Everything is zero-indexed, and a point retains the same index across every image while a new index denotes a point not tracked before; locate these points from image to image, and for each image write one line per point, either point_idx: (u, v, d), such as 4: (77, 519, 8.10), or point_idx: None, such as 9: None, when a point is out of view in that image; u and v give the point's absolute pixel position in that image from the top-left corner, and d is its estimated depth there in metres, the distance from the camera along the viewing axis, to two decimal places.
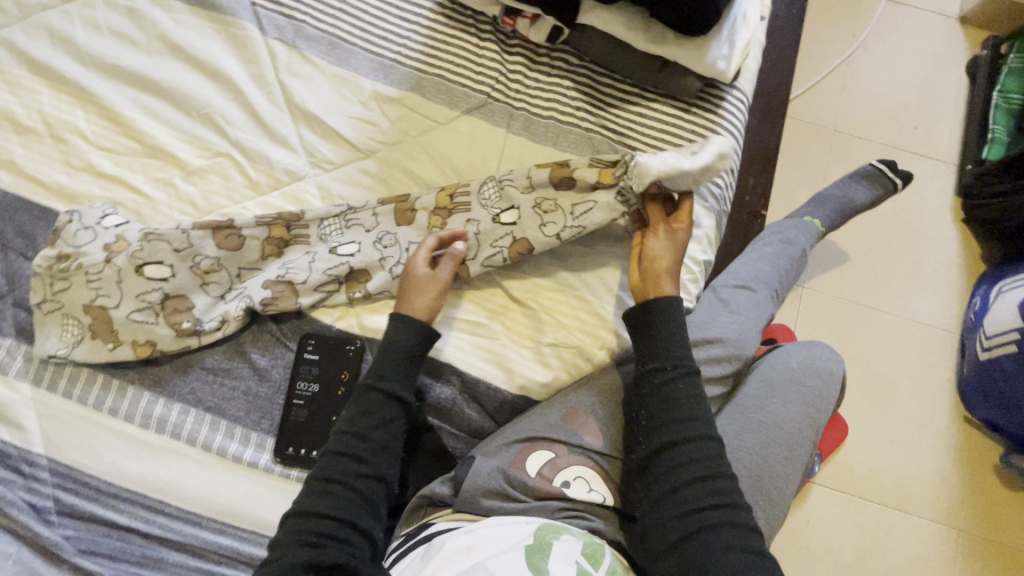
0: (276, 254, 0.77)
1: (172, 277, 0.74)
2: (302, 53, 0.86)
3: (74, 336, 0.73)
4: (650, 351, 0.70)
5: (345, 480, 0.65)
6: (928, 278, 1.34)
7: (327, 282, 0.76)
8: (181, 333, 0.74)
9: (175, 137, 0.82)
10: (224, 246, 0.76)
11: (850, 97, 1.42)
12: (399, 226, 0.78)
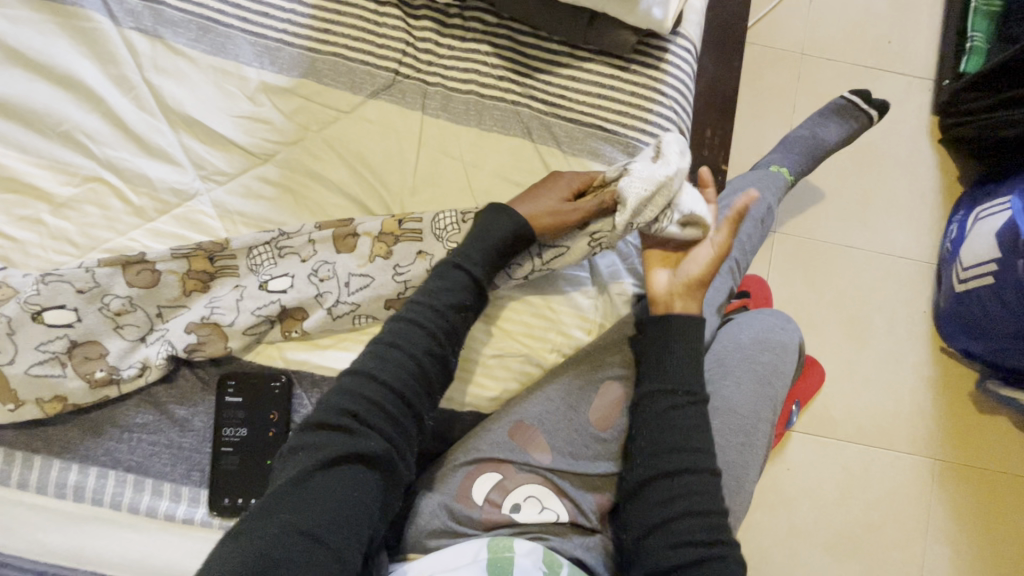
0: (201, 289, 0.69)
1: (78, 322, 0.66)
2: (168, 44, 0.72)
3: None
4: (659, 370, 0.66)
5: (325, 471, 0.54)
6: (904, 208, 1.27)
7: (257, 323, 0.68)
8: (96, 384, 0.66)
9: (35, 164, 0.70)
10: (137, 284, 0.67)
11: (817, 15, 1.29)
12: (340, 254, 0.69)
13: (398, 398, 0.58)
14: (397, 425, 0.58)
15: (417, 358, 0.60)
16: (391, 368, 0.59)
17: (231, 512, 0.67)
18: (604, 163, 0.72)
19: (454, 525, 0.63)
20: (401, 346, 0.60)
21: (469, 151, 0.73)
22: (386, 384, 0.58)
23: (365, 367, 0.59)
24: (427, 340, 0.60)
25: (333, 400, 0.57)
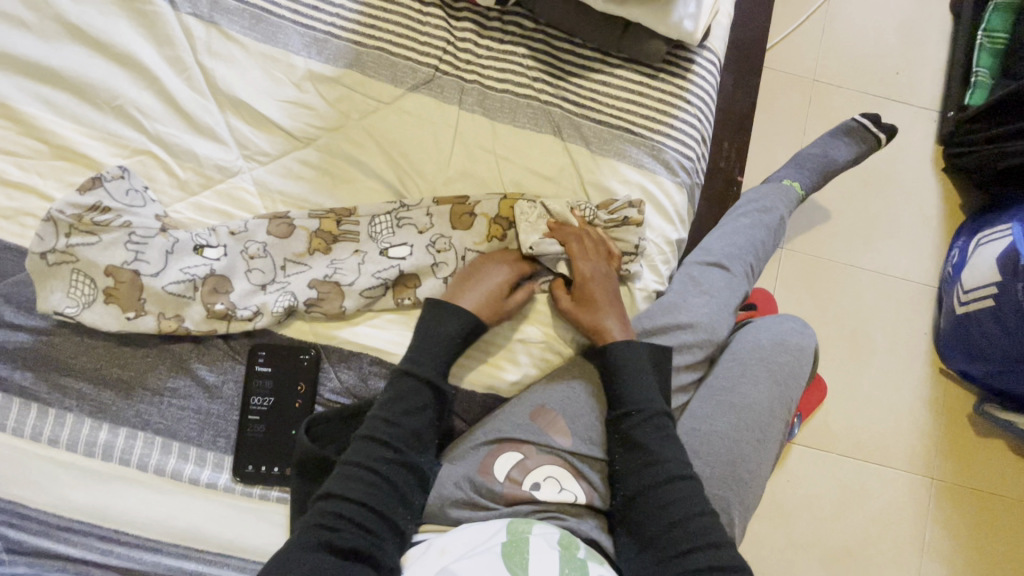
0: (324, 249, 0.73)
1: (223, 257, 0.71)
2: (222, 30, 0.76)
3: (82, 296, 0.68)
4: (612, 400, 0.70)
5: (378, 466, 0.64)
6: (908, 231, 1.31)
7: (375, 287, 0.71)
8: (213, 315, 0.69)
9: (87, 135, 0.73)
10: (275, 233, 0.72)
11: (830, 44, 1.34)
12: (455, 230, 0.74)
13: (373, 508, 0.62)
14: (386, 496, 0.64)
15: (399, 447, 0.65)
16: (364, 488, 0.63)
17: (256, 478, 0.69)
18: (630, 164, 0.75)
19: (473, 496, 0.66)
20: (392, 433, 0.65)
21: (501, 145, 0.76)
22: (353, 496, 0.62)
23: (337, 488, 0.63)
24: (420, 413, 0.67)
25: (325, 509, 0.62)
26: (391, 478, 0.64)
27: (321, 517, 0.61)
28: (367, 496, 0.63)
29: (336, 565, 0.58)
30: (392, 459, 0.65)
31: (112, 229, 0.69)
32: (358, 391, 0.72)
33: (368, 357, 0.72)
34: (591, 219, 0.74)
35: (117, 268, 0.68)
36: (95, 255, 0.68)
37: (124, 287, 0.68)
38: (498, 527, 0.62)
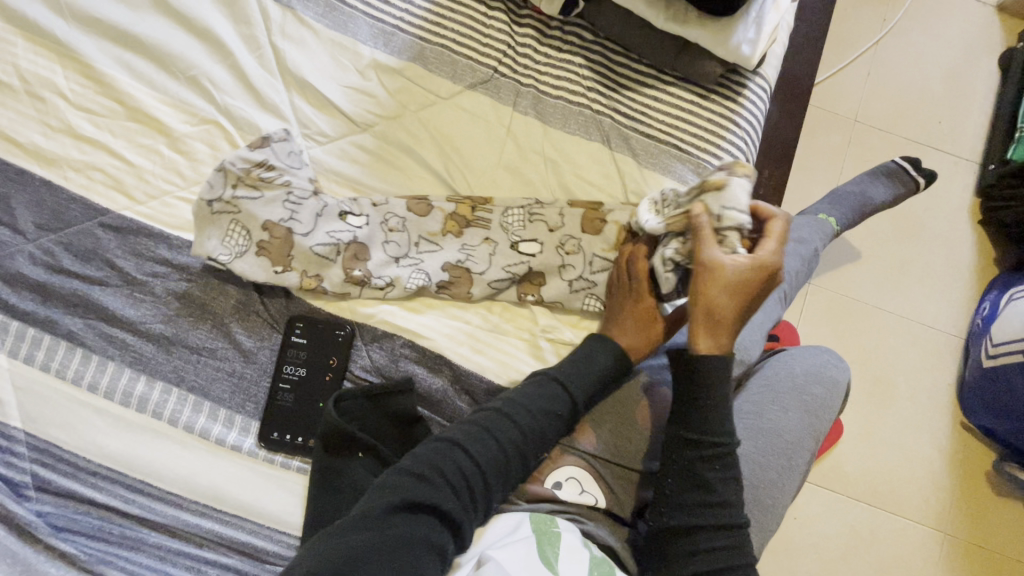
0: (456, 232, 0.76)
1: (361, 227, 0.74)
2: (296, 14, 0.80)
3: (236, 245, 0.72)
4: (687, 392, 0.66)
5: (500, 438, 0.64)
6: (939, 280, 1.31)
7: (503, 278, 0.75)
8: (347, 279, 0.73)
9: (161, 101, 0.77)
10: (414, 210, 0.75)
11: (875, 87, 1.35)
12: (585, 233, 0.75)
13: (481, 476, 0.62)
14: (497, 467, 0.63)
15: (529, 436, 0.65)
16: (486, 456, 0.62)
17: (280, 446, 0.71)
18: (674, 180, 0.77)
19: None
20: (531, 423, 0.65)
21: (549, 149, 0.78)
22: (467, 458, 0.62)
23: (461, 443, 0.62)
24: (554, 415, 0.67)
25: (432, 459, 0.61)
26: (503, 452, 0.64)
27: (428, 470, 0.60)
28: (482, 459, 0.62)
29: (422, 518, 0.56)
30: (513, 442, 0.64)
31: (274, 186, 0.73)
32: (386, 371, 0.73)
33: (401, 339, 0.74)
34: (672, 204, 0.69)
35: (276, 224, 0.72)
36: (256, 209, 0.72)
37: (277, 242, 0.72)
38: (524, 523, 0.62)
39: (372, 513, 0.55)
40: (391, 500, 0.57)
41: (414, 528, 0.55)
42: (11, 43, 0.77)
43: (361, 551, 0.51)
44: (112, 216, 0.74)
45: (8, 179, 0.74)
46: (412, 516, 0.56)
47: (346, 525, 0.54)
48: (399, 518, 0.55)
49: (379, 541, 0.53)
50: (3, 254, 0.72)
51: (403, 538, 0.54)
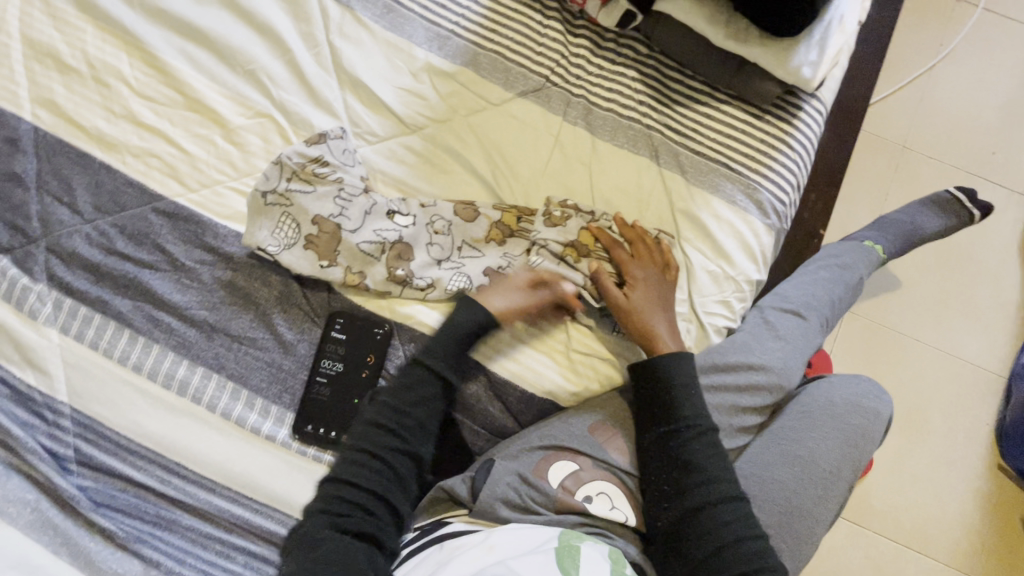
0: (499, 241, 0.76)
1: (410, 227, 0.75)
2: (355, 15, 0.81)
3: (285, 237, 0.73)
4: (665, 414, 0.69)
5: (380, 453, 0.66)
6: (984, 316, 1.26)
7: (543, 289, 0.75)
8: (390, 279, 0.73)
9: (219, 92, 0.79)
10: (461, 215, 0.76)
11: (927, 113, 1.32)
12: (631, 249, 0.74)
13: (374, 493, 0.65)
14: (388, 482, 0.66)
15: (394, 430, 0.67)
16: (371, 475, 0.65)
17: (314, 440, 0.71)
18: (722, 199, 0.76)
19: (516, 497, 0.67)
20: (390, 417, 0.68)
21: (597, 160, 0.78)
22: (355, 480, 0.65)
23: (342, 473, 0.65)
24: (427, 401, 0.69)
25: (334, 490, 0.65)
26: (388, 463, 0.66)
27: (325, 503, 0.64)
28: (368, 483, 0.65)
29: (343, 538, 0.61)
30: (394, 446, 0.67)
31: (326, 182, 0.74)
32: None
33: None
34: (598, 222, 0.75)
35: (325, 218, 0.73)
36: (307, 203, 0.73)
37: (325, 238, 0.73)
38: (550, 534, 0.62)
39: (300, 546, 0.60)
40: (322, 531, 0.61)
41: (347, 548, 0.60)
42: (83, 31, 0.80)
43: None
44: (165, 202, 0.76)
45: (69, 161, 0.77)
46: (320, 538, 0.60)
47: (289, 560, 0.59)
48: (312, 546, 0.60)
49: (311, 562, 0.57)
50: (60, 233, 0.74)
51: (327, 553, 0.58)
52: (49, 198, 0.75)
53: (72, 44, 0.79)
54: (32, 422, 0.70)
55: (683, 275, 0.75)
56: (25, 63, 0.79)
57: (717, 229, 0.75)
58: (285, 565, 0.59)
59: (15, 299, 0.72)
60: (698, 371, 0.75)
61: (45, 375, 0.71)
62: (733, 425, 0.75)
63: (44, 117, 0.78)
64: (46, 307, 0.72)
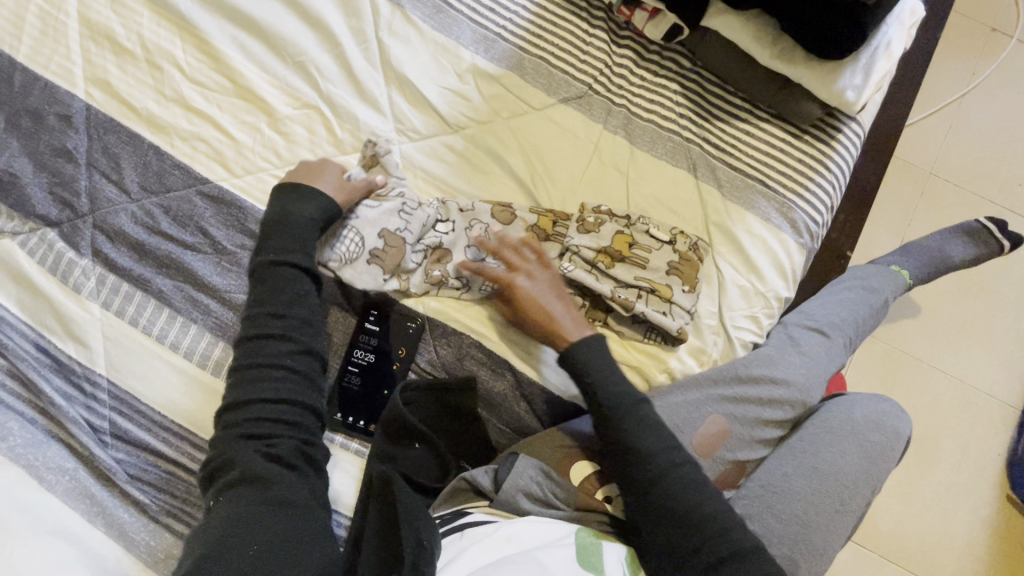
0: None
1: (450, 231, 0.76)
2: (405, 13, 0.83)
3: (350, 252, 0.72)
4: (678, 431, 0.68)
5: (276, 360, 0.63)
6: (1002, 345, 1.26)
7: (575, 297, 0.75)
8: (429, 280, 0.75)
9: (268, 82, 0.81)
10: (498, 219, 0.76)
11: (956, 141, 1.32)
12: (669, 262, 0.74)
13: (300, 404, 0.63)
14: (301, 389, 0.64)
15: (289, 334, 0.64)
16: (280, 386, 0.63)
17: (343, 427, 0.73)
18: (757, 216, 0.77)
19: (536, 490, 0.69)
20: (281, 324, 0.64)
21: (634, 170, 0.79)
22: (272, 394, 0.62)
23: (240, 391, 0.62)
24: (304, 299, 0.67)
25: (245, 415, 0.61)
26: (295, 367, 0.64)
27: (240, 438, 0.61)
28: (283, 391, 0.63)
29: (279, 474, 0.59)
30: (290, 349, 0.64)
31: (389, 199, 0.75)
32: (451, 368, 0.75)
33: (469, 339, 0.75)
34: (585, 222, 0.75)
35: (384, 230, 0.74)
36: (372, 218, 0.74)
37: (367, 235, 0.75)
38: (567, 531, 0.65)
39: (229, 485, 0.58)
40: (255, 463, 0.59)
41: (286, 483, 0.59)
42: (139, 14, 0.82)
43: (236, 534, 0.54)
44: (211, 186, 0.77)
45: (120, 140, 0.78)
46: (262, 473, 0.58)
47: (220, 505, 0.57)
48: (252, 494, 0.57)
49: (251, 511, 0.56)
50: (108, 210, 0.76)
51: (272, 497, 0.58)
52: (98, 175, 0.77)
53: (128, 27, 0.81)
54: (70, 393, 0.71)
55: (715, 288, 0.76)
56: (81, 42, 0.81)
57: (750, 244, 0.76)
58: (216, 510, 0.57)
59: (59, 272, 0.74)
60: (723, 381, 0.75)
61: (84, 348, 0.72)
62: (754, 437, 0.76)
63: (98, 97, 0.80)
64: (89, 282, 0.74)
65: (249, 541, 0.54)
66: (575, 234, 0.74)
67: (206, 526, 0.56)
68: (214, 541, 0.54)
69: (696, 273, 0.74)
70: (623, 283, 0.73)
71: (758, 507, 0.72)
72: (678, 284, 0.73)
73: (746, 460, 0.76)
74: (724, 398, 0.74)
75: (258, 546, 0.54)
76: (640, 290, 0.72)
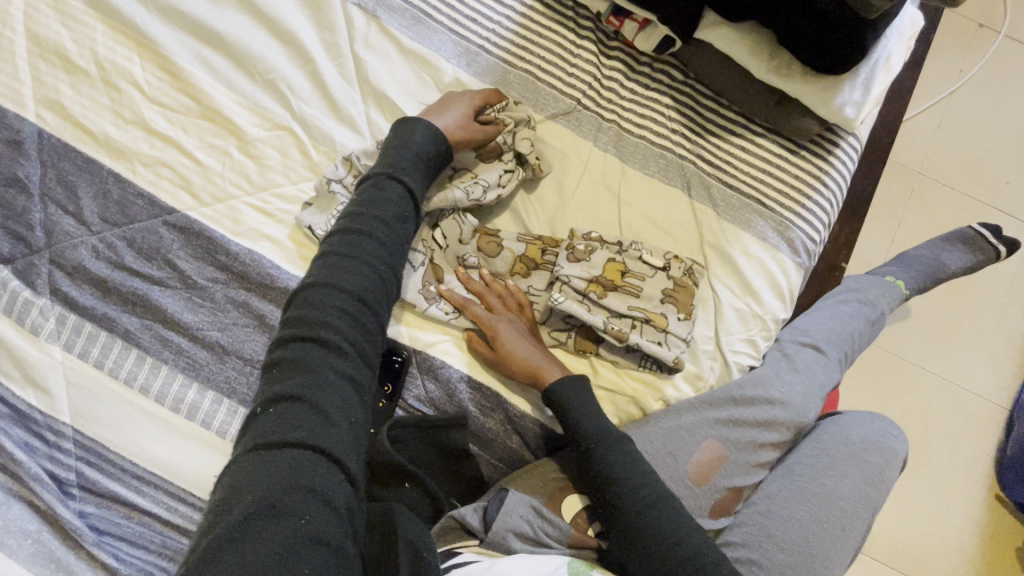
0: (523, 273, 0.74)
1: (443, 249, 0.74)
2: (381, 25, 0.78)
3: None
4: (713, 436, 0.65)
5: (364, 255, 0.55)
6: (992, 346, 1.25)
7: (562, 327, 0.73)
8: (427, 296, 0.72)
9: (236, 101, 0.76)
10: (484, 250, 0.74)
11: (946, 139, 1.30)
12: (665, 294, 0.71)
13: (367, 306, 0.53)
14: (376, 290, 0.54)
15: (386, 244, 0.57)
16: (358, 282, 0.53)
17: None
18: (754, 236, 0.74)
19: (525, 527, 0.65)
20: (378, 229, 0.57)
21: (626, 189, 0.76)
22: (348, 289, 0.52)
23: (321, 279, 0.53)
24: (401, 221, 0.60)
25: (325, 305, 0.51)
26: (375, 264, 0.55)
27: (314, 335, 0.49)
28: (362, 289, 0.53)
29: (339, 394, 0.47)
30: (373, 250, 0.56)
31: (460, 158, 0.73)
32: (441, 403, 0.71)
33: (459, 372, 0.72)
34: (568, 243, 0.72)
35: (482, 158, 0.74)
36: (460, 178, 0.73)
37: None
38: (559, 562, 0.62)
39: (278, 400, 0.46)
40: (322, 377, 0.47)
41: (344, 404, 0.47)
42: (93, 29, 0.76)
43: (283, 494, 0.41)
44: (177, 216, 0.72)
45: (76, 167, 0.73)
46: (321, 394, 0.46)
47: (262, 424, 0.45)
48: (308, 419, 0.45)
49: (297, 449, 0.43)
50: (66, 244, 0.71)
51: (323, 433, 0.45)
52: (53, 206, 0.71)
53: (80, 42, 0.75)
54: (32, 444, 0.66)
55: (711, 311, 0.74)
56: (30, 60, 0.75)
57: (747, 265, 0.74)
58: (256, 433, 0.44)
59: (15, 314, 0.69)
60: (718, 404, 0.72)
61: (45, 394, 0.67)
62: (749, 461, 0.73)
63: (50, 120, 0.74)
64: (48, 323, 0.69)
65: (302, 509, 0.41)
66: (564, 263, 0.71)
67: (247, 463, 0.43)
68: (267, 490, 0.41)
69: (691, 297, 0.71)
70: (615, 313, 0.70)
71: (756, 535, 0.70)
72: (673, 311, 0.70)
73: (742, 486, 0.73)
74: (719, 422, 0.72)
75: (311, 515, 0.41)
76: (634, 320, 0.69)
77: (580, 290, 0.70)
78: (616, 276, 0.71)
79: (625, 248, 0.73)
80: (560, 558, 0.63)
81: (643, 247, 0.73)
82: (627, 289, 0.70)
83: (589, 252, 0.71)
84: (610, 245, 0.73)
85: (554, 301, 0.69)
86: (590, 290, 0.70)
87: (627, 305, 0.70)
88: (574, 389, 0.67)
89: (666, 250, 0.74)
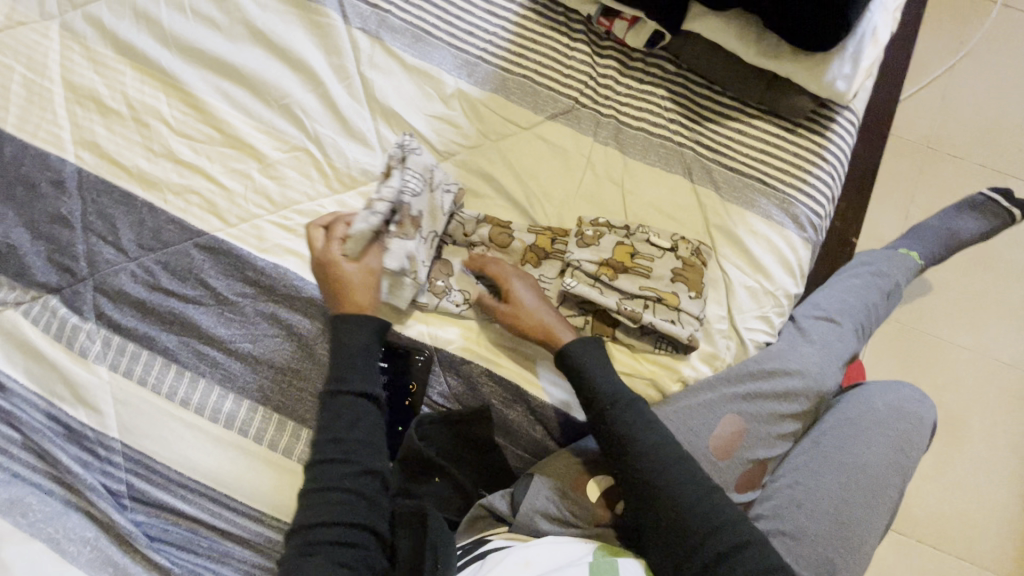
0: (534, 262, 0.77)
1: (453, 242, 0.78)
2: (385, 46, 0.83)
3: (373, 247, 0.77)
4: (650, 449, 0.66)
5: (350, 478, 0.64)
6: (1021, 313, 1.23)
7: (575, 314, 0.75)
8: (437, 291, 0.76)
9: (254, 127, 0.81)
10: (495, 241, 0.76)
11: (951, 111, 1.29)
12: (675, 274, 0.73)
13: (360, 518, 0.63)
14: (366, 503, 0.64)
15: (358, 464, 0.65)
16: (343, 511, 0.63)
17: None
18: (759, 214, 0.76)
19: (552, 509, 0.67)
20: (353, 449, 0.65)
21: (629, 178, 0.78)
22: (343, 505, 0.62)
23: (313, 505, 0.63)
24: (367, 427, 0.67)
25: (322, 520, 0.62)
26: (362, 488, 0.64)
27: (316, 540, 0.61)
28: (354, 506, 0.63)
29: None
30: (354, 472, 0.65)
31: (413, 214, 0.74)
32: (464, 399, 0.74)
33: (479, 367, 0.74)
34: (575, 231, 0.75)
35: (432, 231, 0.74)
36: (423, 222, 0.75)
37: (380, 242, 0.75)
38: (586, 550, 0.62)
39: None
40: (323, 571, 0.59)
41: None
42: (122, 73, 0.82)
43: None
44: (207, 238, 0.77)
45: (113, 200, 0.78)
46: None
47: None
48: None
49: None
50: (108, 271, 0.76)
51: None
52: (94, 237, 0.77)
53: (111, 86, 0.82)
54: (86, 459, 0.71)
55: (722, 291, 0.75)
56: (67, 106, 0.81)
57: (754, 244, 0.75)
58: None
59: (64, 339, 0.74)
60: (735, 380, 0.73)
61: (95, 412, 0.72)
62: (771, 433, 0.74)
63: (88, 159, 0.80)
64: (95, 345, 0.73)
65: None
66: (574, 249, 0.73)
67: None
68: None
69: (700, 276, 0.73)
70: (628, 294, 0.72)
71: (787, 508, 0.70)
72: (684, 290, 0.72)
73: (767, 458, 0.74)
74: (737, 396, 0.72)
75: None
76: (646, 300, 0.71)
77: (589, 273, 0.72)
78: (626, 258, 0.73)
79: (632, 233, 0.74)
80: (585, 545, 0.64)
81: (649, 230, 0.75)
82: (636, 271, 0.72)
83: (598, 237, 0.74)
84: (618, 230, 0.75)
85: (567, 286, 0.71)
86: (599, 273, 0.72)
87: (639, 285, 0.72)
88: (591, 369, 0.68)
89: (673, 233, 0.76)
